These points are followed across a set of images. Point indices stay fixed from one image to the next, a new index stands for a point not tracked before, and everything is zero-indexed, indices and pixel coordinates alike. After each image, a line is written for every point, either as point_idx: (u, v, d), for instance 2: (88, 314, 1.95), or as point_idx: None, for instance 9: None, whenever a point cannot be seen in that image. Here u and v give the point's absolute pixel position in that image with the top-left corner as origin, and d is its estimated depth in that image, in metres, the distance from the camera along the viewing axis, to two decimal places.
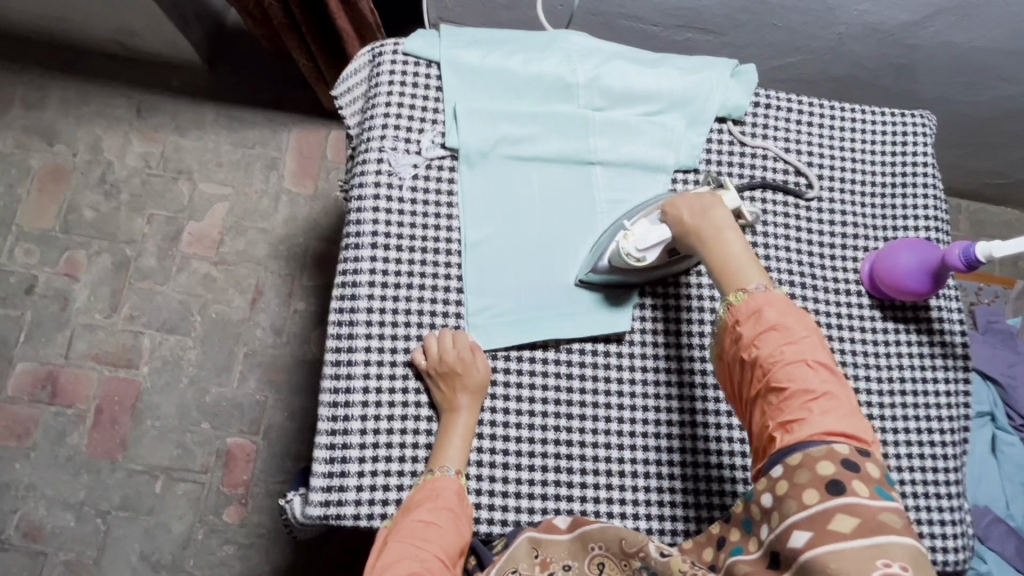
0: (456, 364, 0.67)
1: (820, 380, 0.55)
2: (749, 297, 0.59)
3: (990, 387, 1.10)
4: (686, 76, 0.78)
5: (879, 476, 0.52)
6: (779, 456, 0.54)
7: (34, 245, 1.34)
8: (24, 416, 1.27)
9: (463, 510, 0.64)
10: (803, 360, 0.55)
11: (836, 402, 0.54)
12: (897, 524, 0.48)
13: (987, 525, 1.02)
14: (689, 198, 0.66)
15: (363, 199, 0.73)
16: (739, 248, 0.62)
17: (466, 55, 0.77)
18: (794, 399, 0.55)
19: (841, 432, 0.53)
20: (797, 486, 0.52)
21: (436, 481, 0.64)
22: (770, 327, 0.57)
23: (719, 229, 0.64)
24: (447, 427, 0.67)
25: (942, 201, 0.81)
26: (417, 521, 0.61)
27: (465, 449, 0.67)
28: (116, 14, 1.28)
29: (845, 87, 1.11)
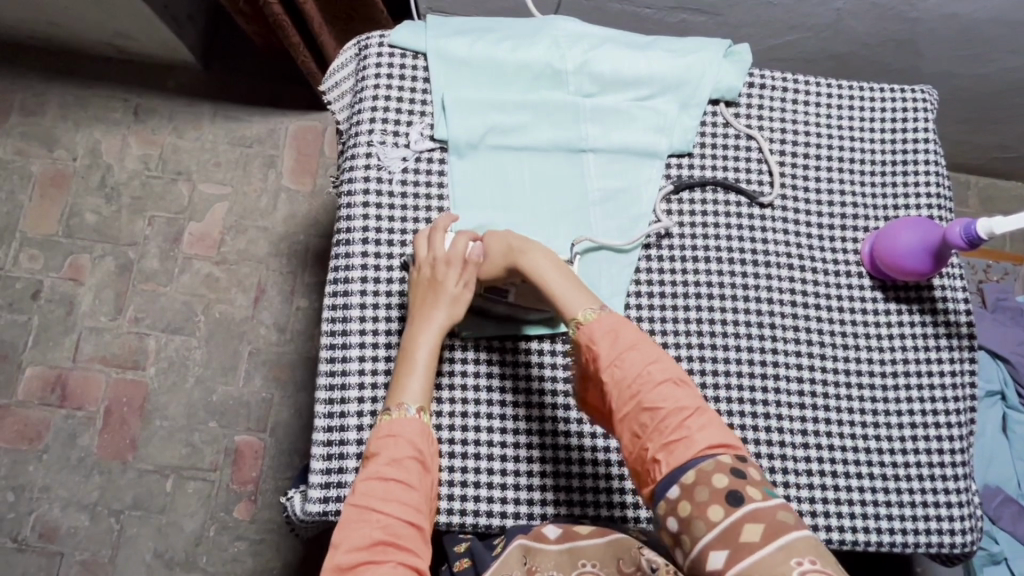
0: (439, 274, 0.68)
1: (686, 394, 0.58)
2: (599, 317, 0.62)
3: (1000, 364, 1.08)
4: (678, 59, 0.77)
5: (760, 477, 0.54)
6: (671, 481, 0.55)
7: (37, 251, 1.35)
8: (35, 420, 1.29)
9: (428, 447, 0.62)
10: (667, 378, 0.58)
11: (707, 415, 0.57)
12: (792, 519, 0.50)
13: (999, 505, 1.01)
14: (505, 235, 0.69)
15: (353, 195, 0.73)
16: (556, 269, 0.66)
17: (452, 45, 0.76)
18: (667, 417, 0.56)
19: (716, 443, 0.55)
20: (699, 506, 0.52)
21: (395, 420, 0.62)
22: (630, 346, 0.60)
23: (540, 252, 0.67)
24: (409, 343, 0.66)
25: (944, 178, 0.79)
26: (374, 475, 0.59)
27: (426, 387, 0.65)
28: (109, 17, 1.27)
29: (846, 64, 1.08)
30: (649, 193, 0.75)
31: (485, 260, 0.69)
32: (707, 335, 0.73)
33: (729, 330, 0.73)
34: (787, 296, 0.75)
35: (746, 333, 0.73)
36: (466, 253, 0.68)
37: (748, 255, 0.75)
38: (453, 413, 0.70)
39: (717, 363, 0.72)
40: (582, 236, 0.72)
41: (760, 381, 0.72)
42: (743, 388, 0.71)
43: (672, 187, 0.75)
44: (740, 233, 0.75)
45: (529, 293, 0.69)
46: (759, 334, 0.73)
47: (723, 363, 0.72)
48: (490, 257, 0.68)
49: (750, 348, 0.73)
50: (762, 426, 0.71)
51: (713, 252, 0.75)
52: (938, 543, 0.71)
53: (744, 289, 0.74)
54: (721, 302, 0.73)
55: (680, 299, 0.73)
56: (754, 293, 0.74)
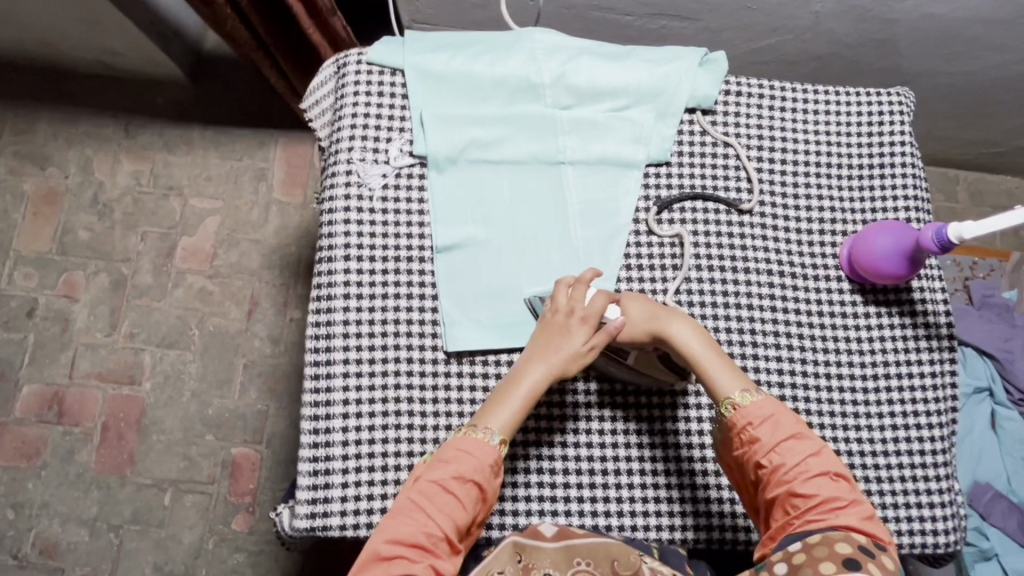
0: (571, 325, 0.67)
1: (841, 488, 0.59)
2: (756, 401, 0.62)
3: (988, 361, 1.08)
4: (653, 68, 0.78)
5: (891, 565, 0.54)
6: (796, 538, 0.56)
7: (32, 269, 1.37)
8: (32, 437, 1.30)
9: (491, 485, 0.60)
10: (825, 472, 0.59)
11: (858, 507, 0.58)
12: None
13: (988, 501, 1.01)
14: (645, 300, 0.68)
15: (333, 213, 0.74)
16: (704, 344, 0.66)
17: (429, 61, 0.77)
18: (821, 503, 0.58)
19: (859, 529, 0.57)
20: (813, 557, 0.54)
21: (477, 440, 0.61)
22: (791, 436, 0.61)
23: (689, 335, 0.67)
24: (518, 372, 0.65)
25: (922, 180, 0.79)
26: (437, 481, 0.59)
27: (515, 419, 0.63)
28: (96, 35, 1.28)
29: (827, 65, 1.09)
30: (628, 205, 0.75)
31: (625, 325, 0.67)
32: None
33: (712, 337, 0.74)
34: (767, 301, 0.75)
35: (729, 340, 0.74)
36: (601, 315, 0.67)
37: (728, 263, 0.76)
38: (575, 443, 0.72)
39: None
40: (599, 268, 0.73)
41: None
42: None
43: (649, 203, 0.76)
44: (720, 240, 0.76)
45: (648, 359, 0.70)
46: (740, 340, 0.74)
47: None
48: (630, 320, 0.67)
49: (733, 355, 0.73)
50: None
51: (694, 261, 0.75)
52: (921, 543, 0.71)
53: (725, 296, 0.75)
54: (703, 309, 0.74)
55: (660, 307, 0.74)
56: (736, 300, 0.75)
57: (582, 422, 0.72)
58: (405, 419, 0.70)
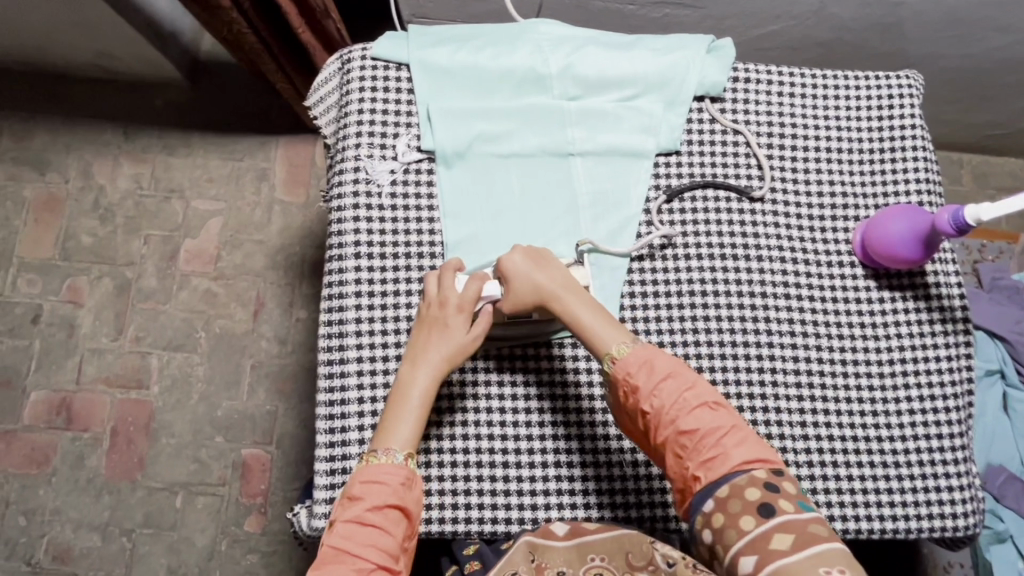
0: (448, 317, 0.67)
1: (721, 416, 0.59)
2: (632, 351, 0.63)
3: (998, 343, 1.08)
4: (660, 57, 0.77)
5: (793, 490, 0.56)
6: (706, 495, 0.57)
7: (35, 275, 1.36)
8: (41, 443, 1.30)
9: (410, 496, 0.60)
10: (703, 403, 0.60)
11: (742, 432, 0.59)
12: (825, 532, 0.52)
13: (1002, 483, 1.01)
14: (523, 253, 0.68)
15: (343, 210, 0.73)
16: (585, 299, 0.67)
17: (435, 55, 0.76)
18: (706, 440, 0.58)
19: (753, 460, 0.57)
20: (731, 516, 0.54)
21: (383, 465, 0.60)
22: (668, 376, 0.61)
23: (563, 280, 0.67)
24: (406, 379, 0.65)
25: (933, 163, 0.79)
26: (352, 519, 0.57)
27: (416, 430, 0.63)
28: (92, 38, 1.27)
29: (833, 50, 1.08)
30: (638, 196, 0.75)
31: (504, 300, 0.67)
32: (703, 332, 0.73)
33: (725, 326, 0.73)
34: (781, 288, 0.75)
35: (742, 328, 0.73)
36: (477, 300, 0.67)
37: (741, 251, 0.75)
38: (490, 426, 0.71)
39: (713, 360, 0.72)
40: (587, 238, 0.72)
41: (756, 376, 0.72)
42: (740, 383, 0.72)
43: (660, 197, 0.75)
44: (731, 228, 0.76)
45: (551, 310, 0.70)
46: (753, 328, 0.73)
47: (720, 360, 0.72)
48: (513, 288, 0.67)
49: (746, 343, 0.73)
50: (762, 422, 0.71)
51: (705, 250, 0.75)
52: (940, 527, 0.71)
53: (738, 284, 0.74)
54: (714, 298, 0.74)
55: (671, 298, 0.73)
56: (748, 288, 0.74)
57: (483, 388, 0.72)
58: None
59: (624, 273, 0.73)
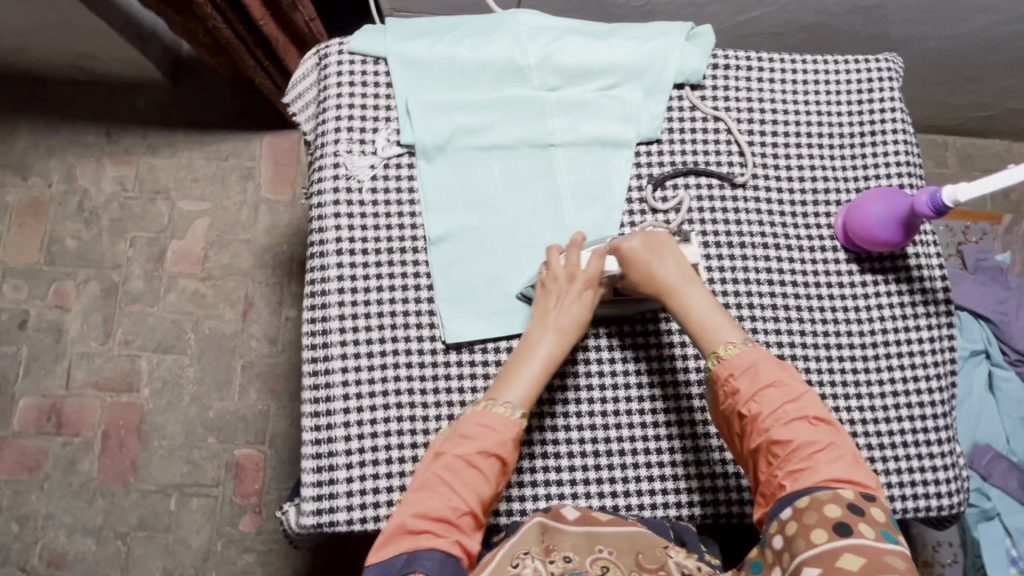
0: (573, 291, 0.68)
1: (821, 431, 0.59)
2: (740, 351, 0.63)
3: (983, 325, 1.09)
4: (639, 46, 0.77)
5: (880, 517, 0.54)
6: (786, 502, 0.57)
7: (21, 280, 1.35)
8: (32, 449, 1.29)
9: (512, 458, 0.62)
10: (802, 416, 0.60)
11: (839, 451, 0.58)
12: (902, 566, 0.51)
13: (989, 462, 1.02)
14: (648, 235, 0.68)
15: (323, 207, 0.73)
16: (702, 295, 0.66)
17: (413, 47, 0.75)
18: (798, 450, 0.58)
19: (845, 480, 0.57)
20: (804, 526, 0.54)
21: (498, 417, 0.62)
22: (771, 384, 0.61)
23: (679, 273, 0.67)
24: (531, 342, 0.66)
25: (914, 146, 0.79)
26: (461, 457, 0.60)
27: (531, 391, 0.64)
28: (70, 39, 1.25)
29: (814, 34, 1.08)
30: (620, 186, 0.75)
31: (622, 275, 0.68)
32: None
33: None
34: (764, 275, 0.75)
35: (727, 315, 0.74)
36: (601, 276, 0.68)
37: (725, 238, 0.75)
38: (588, 411, 0.71)
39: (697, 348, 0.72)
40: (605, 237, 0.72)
41: None
42: None
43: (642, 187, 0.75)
44: (714, 216, 0.76)
45: None
46: (738, 315, 0.74)
47: None
48: (636, 266, 0.67)
49: None
50: None
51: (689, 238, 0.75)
52: (925, 506, 0.71)
53: (722, 272, 0.75)
54: None
55: None
56: (733, 275, 0.75)
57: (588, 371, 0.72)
58: (406, 411, 0.69)
59: None
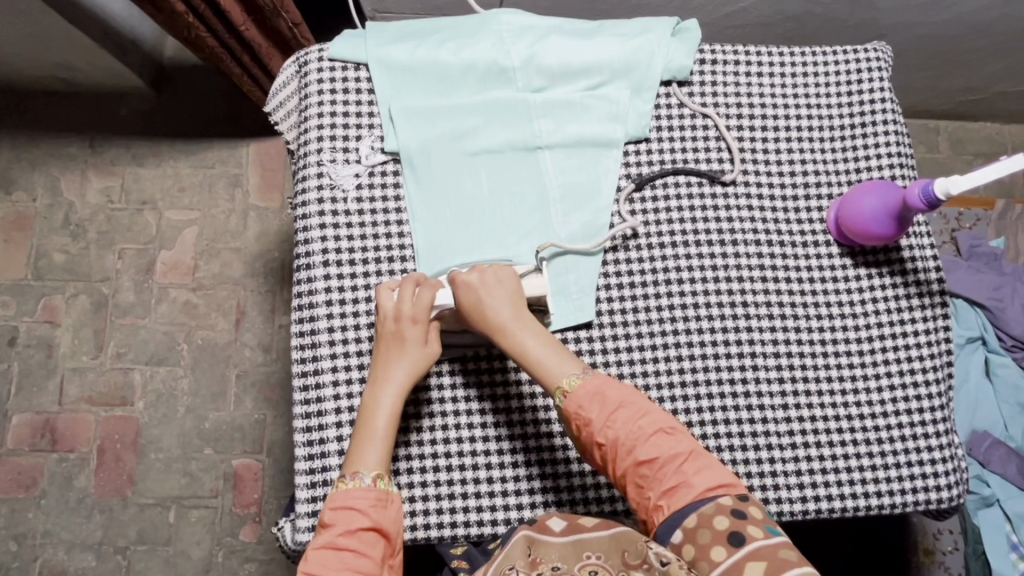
0: (405, 335, 0.65)
1: (679, 441, 0.60)
2: (583, 381, 0.62)
3: (979, 311, 1.08)
4: (624, 43, 0.75)
5: (759, 512, 0.56)
6: (671, 525, 0.56)
7: (9, 296, 1.33)
8: (28, 466, 1.28)
9: (385, 520, 0.59)
10: (657, 429, 0.60)
11: (700, 458, 0.59)
12: (796, 557, 0.51)
13: (988, 449, 1.02)
14: (472, 271, 0.66)
15: (308, 219, 0.72)
16: (535, 329, 0.65)
17: (394, 52, 0.74)
18: (664, 467, 0.58)
19: (715, 487, 0.57)
20: (702, 548, 0.54)
21: (351, 492, 0.59)
22: (620, 405, 0.60)
23: (513, 308, 0.66)
24: (371, 405, 0.64)
25: (904, 136, 0.78)
26: (326, 544, 0.57)
27: (386, 455, 0.62)
28: (48, 50, 1.23)
29: (802, 24, 1.07)
30: (609, 186, 0.74)
31: (459, 310, 0.66)
32: (680, 321, 0.72)
33: (704, 313, 0.73)
34: (757, 272, 0.74)
35: (719, 314, 0.73)
36: (429, 310, 0.66)
37: (716, 236, 0.74)
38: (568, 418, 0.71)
39: (689, 349, 0.72)
40: (546, 242, 0.71)
41: (735, 362, 0.72)
42: (719, 369, 0.71)
43: (631, 187, 0.74)
44: (705, 214, 0.75)
45: None
46: (732, 314, 0.73)
47: (698, 348, 0.72)
48: (466, 302, 0.65)
49: (725, 329, 0.72)
50: (744, 408, 0.71)
51: (679, 238, 0.74)
52: (925, 500, 0.71)
53: (714, 270, 0.74)
54: (692, 286, 0.73)
55: (645, 289, 0.73)
56: (724, 273, 0.74)
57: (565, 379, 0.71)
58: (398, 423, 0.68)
59: (599, 266, 0.72)
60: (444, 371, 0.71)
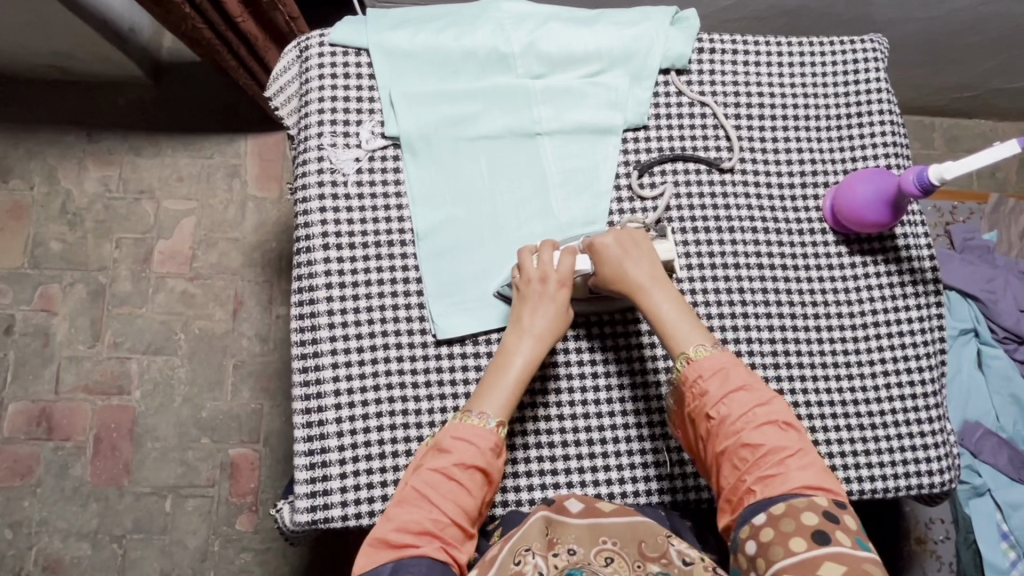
0: (547, 292, 0.66)
1: (790, 437, 0.59)
2: (711, 354, 0.63)
3: (972, 303, 1.09)
4: (623, 31, 0.76)
5: (854, 524, 0.54)
6: (760, 508, 0.56)
7: (5, 285, 1.33)
8: (23, 455, 1.28)
9: (493, 466, 0.61)
10: (772, 420, 0.60)
11: (808, 457, 0.58)
12: (880, 573, 0.50)
13: (979, 439, 1.03)
14: (619, 234, 0.67)
15: (308, 202, 0.72)
16: (673, 300, 0.66)
17: (394, 38, 0.74)
18: (768, 455, 0.58)
19: (816, 488, 0.56)
20: (782, 534, 0.53)
21: (475, 427, 0.61)
22: (739, 387, 0.61)
23: (651, 273, 0.66)
24: (508, 349, 0.65)
25: (900, 127, 0.79)
26: (440, 470, 0.59)
27: (510, 401, 0.63)
28: (45, 37, 1.23)
29: (799, 18, 1.08)
30: (608, 173, 0.74)
31: (596, 272, 0.67)
32: None
33: (701, 300, 0.73)
34: (754, 259, 0.75)
35: (717, 300, 0.74)
36: (571, 273, 0.67)
37: (713, 223, 0.75)
38: (565, 401, 0.72)
39: None
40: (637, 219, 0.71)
41: (733, 347, 0.73)
42: None
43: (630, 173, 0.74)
44: (703, 201, 0.75)
45: None
46: (729, 300, 0.74)
47: None
48: (606, 266, 0.66)
49: (722, 315, 0.73)
50: None
51: (678, 225, 0.75)
52: (917, 484, 0.72)
53: (711, 257, 0.74)
54: (691, 273, 0.74)
55: None
56: (723, 260, 0.75)
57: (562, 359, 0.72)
58: (394, 405, 0.69)
59: None
60: (580, 338, 0.73)
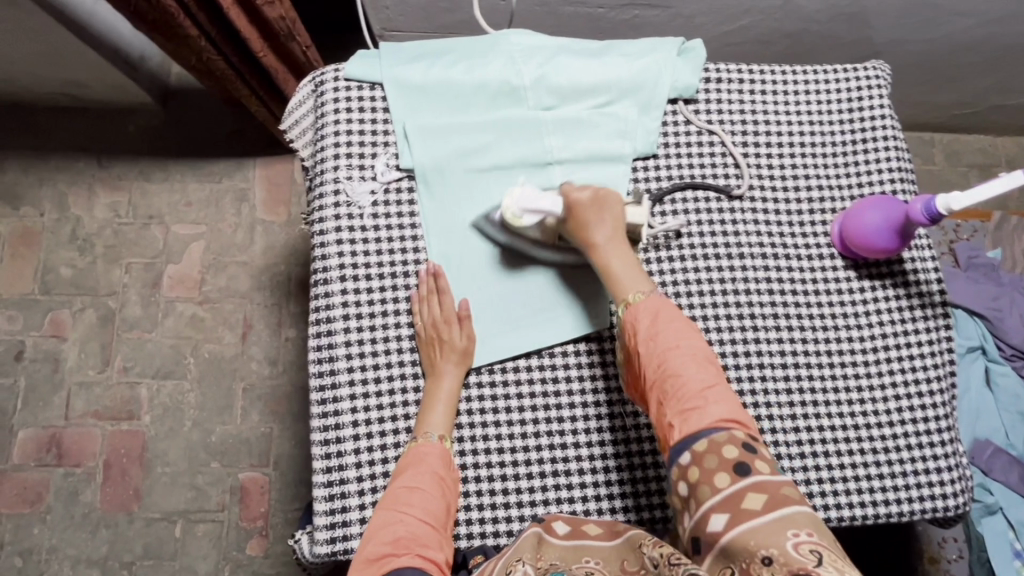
0: (447, 332, 0.70)
1: (710, 370, 0.59)
2: (646, 299, 0.64)
3: (978, 321, 1.10)
4: (630, 62, 0.78)
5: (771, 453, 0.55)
6: (683, 447, 0.56)
7: (16, 311, 1.34)
8: (33, 481, 1.28)
9: (449, 472, 0.66)
10: (692, 355, 0.60)
11: (727, 390, 0.58)
12: (797, 496, 0.50)
13: (989, 457, 1.03)
14: (592, 188, 0.70)
15: (325, 235, 0.73)
16: (627, 257, 0.68)
17: (408, 73, 0.76)
18: (690, 390, 0.58)
19: (736, 420, 0.56)
20: (707, 472, 0.54)
21: (421, 447, 0.66)
22: (663, 327, 0.61)
23: (613, 230, 0.69)
24: (433, 389, 0.69)
25: (904, 152, 0.80)
26: (404, 485, 0.63)
27: (448, 415, 0.69)
28: (57, 67, 1.24)
29: (801, 41, 1.09)
30: None
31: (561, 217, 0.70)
32: None
33: (712, 328, 0.74)
34: (764, 285, 0.76)
35: (729, 326, 0.74)
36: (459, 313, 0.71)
37: (722, 250, 0.76)
38: (577, 429, 0.72)
39: None
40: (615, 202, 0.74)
41: (746, 374, 0.73)
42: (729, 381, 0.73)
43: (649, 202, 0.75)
44: (712, 228, 0.77)
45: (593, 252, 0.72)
46: (740, 326, 0.75)
47: None
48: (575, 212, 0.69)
49: (734, 340, 0.74)
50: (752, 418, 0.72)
51: (689, 253, 0.76)
52: (931, 508, 0.72)
53: (722, 284, 0.75)
54: (701, 300, 0.75)
55: None
56: (732, 285, 0.76)
57: (575, 386, 0.73)
58: (479, 390, 0.72)
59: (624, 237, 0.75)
60: (480, 376, 0.72)
